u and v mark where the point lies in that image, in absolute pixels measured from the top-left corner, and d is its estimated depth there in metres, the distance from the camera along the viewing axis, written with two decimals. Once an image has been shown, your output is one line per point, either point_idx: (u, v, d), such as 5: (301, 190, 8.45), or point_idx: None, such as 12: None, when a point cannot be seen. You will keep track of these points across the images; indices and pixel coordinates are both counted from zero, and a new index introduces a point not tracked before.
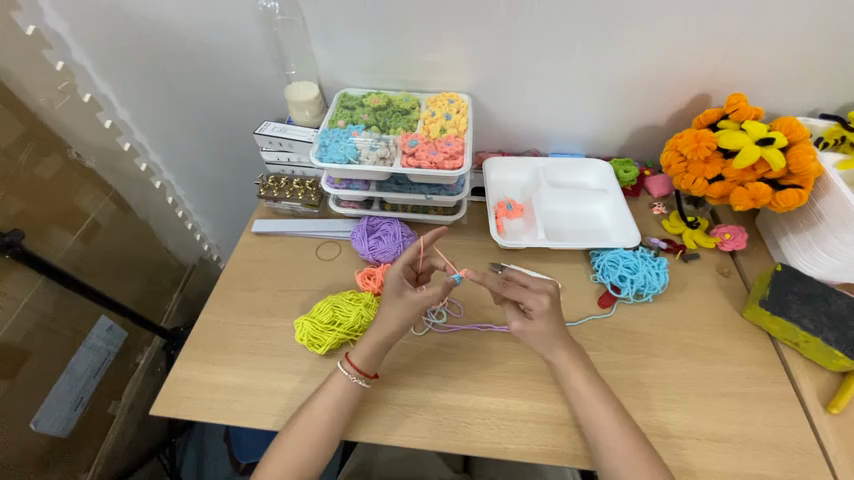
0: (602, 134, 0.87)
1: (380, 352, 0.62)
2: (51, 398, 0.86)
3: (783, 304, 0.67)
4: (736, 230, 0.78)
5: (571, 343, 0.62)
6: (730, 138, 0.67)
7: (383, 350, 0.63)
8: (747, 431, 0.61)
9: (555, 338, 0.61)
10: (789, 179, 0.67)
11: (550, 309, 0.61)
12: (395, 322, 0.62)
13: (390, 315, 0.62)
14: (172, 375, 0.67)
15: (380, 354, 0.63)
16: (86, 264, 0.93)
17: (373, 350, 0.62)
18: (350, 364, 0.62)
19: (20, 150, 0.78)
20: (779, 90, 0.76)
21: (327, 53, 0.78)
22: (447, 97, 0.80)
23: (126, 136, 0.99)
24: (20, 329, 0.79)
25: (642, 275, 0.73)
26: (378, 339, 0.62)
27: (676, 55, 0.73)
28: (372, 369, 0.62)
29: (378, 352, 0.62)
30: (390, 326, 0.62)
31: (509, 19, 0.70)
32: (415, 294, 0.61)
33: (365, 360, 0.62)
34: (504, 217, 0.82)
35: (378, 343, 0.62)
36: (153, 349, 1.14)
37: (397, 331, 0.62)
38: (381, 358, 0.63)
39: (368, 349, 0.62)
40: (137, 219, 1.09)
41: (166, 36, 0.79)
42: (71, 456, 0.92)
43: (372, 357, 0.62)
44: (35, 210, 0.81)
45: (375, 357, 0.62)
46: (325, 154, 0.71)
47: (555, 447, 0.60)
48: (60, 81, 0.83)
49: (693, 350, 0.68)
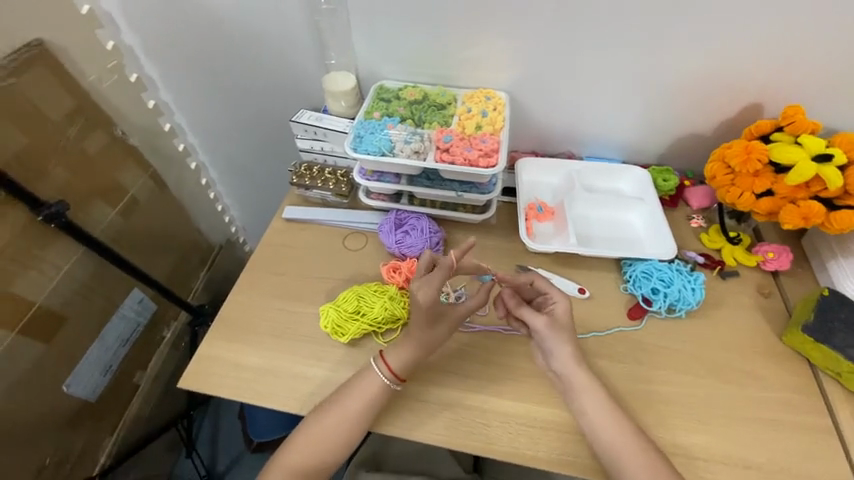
0: (644, 141, 0.84)
1: (417, 361, 0.62)
2: (83, 361, 0.89)
3: (828, 331, 0.63)
4: (780, 249, 0.74)
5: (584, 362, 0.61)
6: (783, 152, 0.64)
7: (420, 359, 0.62)
8: (779, 460, 0.58)
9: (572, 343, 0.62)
10: (845, 199, 0.63)
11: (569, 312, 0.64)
12: (437, 338, 0.62)
13: (430, 333, 0.61)
14: (197, 351, 0.68)
15: (418, 362, 0.62)
16: (123, 238, 0.97)
17: (410, 358, 0.61)
18: (385, 367, 0.61)
19: (70, 124, 0.81)
20: (840, 105, 0.72)
21: (366, 44, 0.78)
22: (484, 94, 0.78)
23: (167, 117, 1.02)
24: (59, 295, 0.83)
25: (677, 289, 0.70)
26: (417, 351, 0.62)
27: (729, 61, 0.69)
28: (406, 373, 0.61)
29: (414, 358, 0.62)
30: (432, 343, 0.62)
31: (553, 17, 0.69)
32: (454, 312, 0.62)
33: (402, 365, 0.61)
34: (534, 219, 0.80)
35: (418, 354, 0.62)
36: (180, 325, 1.17)
37: (438, 346, 0.63)
38: (417, 365, 0.62)
39: (406, 356, 0.61)
40: (173, 198, 1.11)
41: (212, 22, 0.81)
42: (98, 420, 0.96)
43: (409, 363, 0.61)
44: (80, 182, 0.84)
45: (413, 363, 0.62)
46: (360, 145, 0.72)
47: (572, 457, 0.59)
48: (109, 60, 0.87)
49: (725, 371, 0.65)
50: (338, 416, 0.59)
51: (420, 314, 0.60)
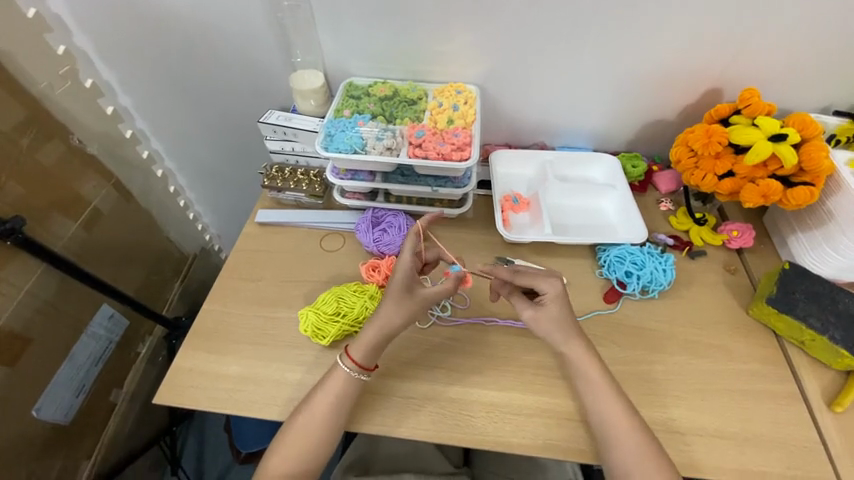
0: (610, 129, 0.86)
1: (380, 344, 0.62)
2: (52, 384, 0.85)
3: (790, 302, 0.66)
4: (744, 227, 0.78)
5: (585, 338, 0.62)
6: (741, 134, 0.66)
7: (384, 342, 0.62)
8: (752, 428, 0.61)
9: (569, 322, 0.62)
10: (801, 177, 0.66)
11: (562, 295, 0.62)
12: (403, 318, 0.62)
13: (395, 310, 0.62)
14: (176, 364, 0.66)
15: (381, 347, 0.62)
16: (88, 252, 0.92)
17: (373, 343, 0.61)
18: (350, 360, 0.61)
19: (22, 134, 0.76)
20: (791, 87, 0.75)
21: (333, 42, 0.77)
22: (454, 87, 0.78)
23: (128, 123, 0.98)
24: (20, 316, 0.79)
25: (649, 271, 0.72)
26: (381, 332, 0.62)
27: (687, 49, 0.72)
28: (372, 362, 0.62)
29: (377, 346, 0.62)
30: (398, 323, 0.62)
31: (519, 11, 0.69)
32: (426, 290, 0.62)
33: (365, 355, 0.61)
34: (510, 211, 0.82)
35: (381, 341, 0.62)
36: (154, 339, 1.14)
37: (402, 328, 0.62)
38: (381, 351, 0.62)
39: (368, 346, 0.61)
40: (138, 207, 1.07)
41: (169, 22, 0.78)
42: (73, 443, 0.92)
43: (372, 351, 0.61)
44: (37, 197, 0.80)
45: (376, 350, 0.62)
46: (331, 144, 0.71)
47: (558, 441, 0.60)
48: (60, 66, 0.82)
49: (698, 347, 0.68)
50: (325, 418, 0.59)
51: (394, 281, 0.63)
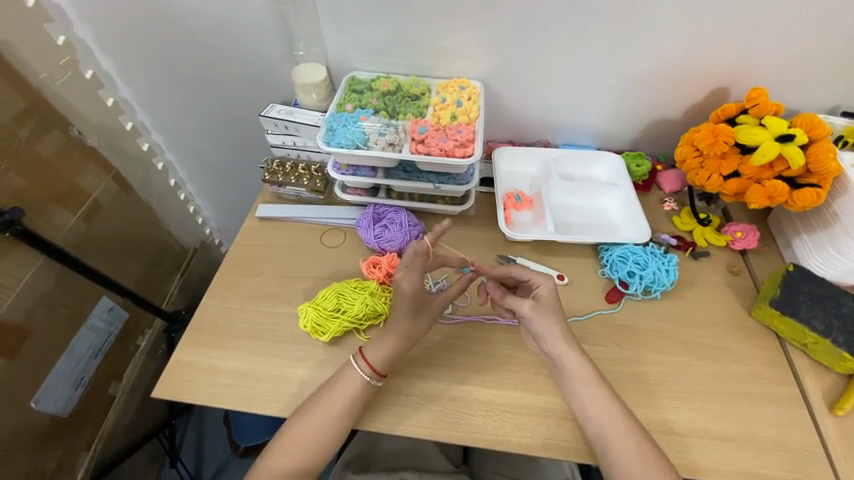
0: (615, 127, 0.85)
1: (397, 356, 0.62)
2: (51, 376, 0.85)
3: (793, 304, 0.66)
4: (748, 228, 0.77)
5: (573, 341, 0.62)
6: (748, 134, 0.66)
7: (402, 351, 0.62)
8: (753, 430, 0.61)
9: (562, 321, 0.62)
10: (807, 178, 0.66)
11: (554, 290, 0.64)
12: (419, 326, 0.62)
13: (413, 320, 0.62)
14: (175, 358, 0.66)
15: (399, 356, 0.62)
16: (88, 244, 0.92)
17: (391, 351, 0.61)
18: (365, 364, 0.60)
19: (21, 126, 0.76)
20: (800, 87, 0.74)
21: (336, 36, 0.76)
22: (458, 83, 0.77)
23: (129, 114, 0.98)
24: (20, 308, 0.78)
25: (652, 271, 0.72)
26: (399, 344, 0.61)
27: (694, 48, 0.71)
28: (388, 369, 0.61)
29: (394, 354, 0.61)
30: (415, 331, 0.62)
31: (524, 7, 0.68)
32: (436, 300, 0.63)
33: (383, 362, 0.60)
34: (513, 209, 0.81)
35: (398, 350, 0.62)
36: (154, 332, 1.13)
37: (418, 335, 0.63)
38: (397, 359, 0.62)
39: (386, 353, 0.61)
40: (139, 200, 1.07)
41: (171, 12, 0.77)
42: (72, 434, 0.92)
43: (389, 359, 0.61)
44: (36, 189, 0.79)
45: (393, 357, 0.61)
46: (332, 139, 0.70)
47: (558, 440, 0.60)
48: (60, 56, 0.82)
49: (700, 349, 0.68)
50: (325, 415, 0.58)
51: (406, 299, 0.61)
